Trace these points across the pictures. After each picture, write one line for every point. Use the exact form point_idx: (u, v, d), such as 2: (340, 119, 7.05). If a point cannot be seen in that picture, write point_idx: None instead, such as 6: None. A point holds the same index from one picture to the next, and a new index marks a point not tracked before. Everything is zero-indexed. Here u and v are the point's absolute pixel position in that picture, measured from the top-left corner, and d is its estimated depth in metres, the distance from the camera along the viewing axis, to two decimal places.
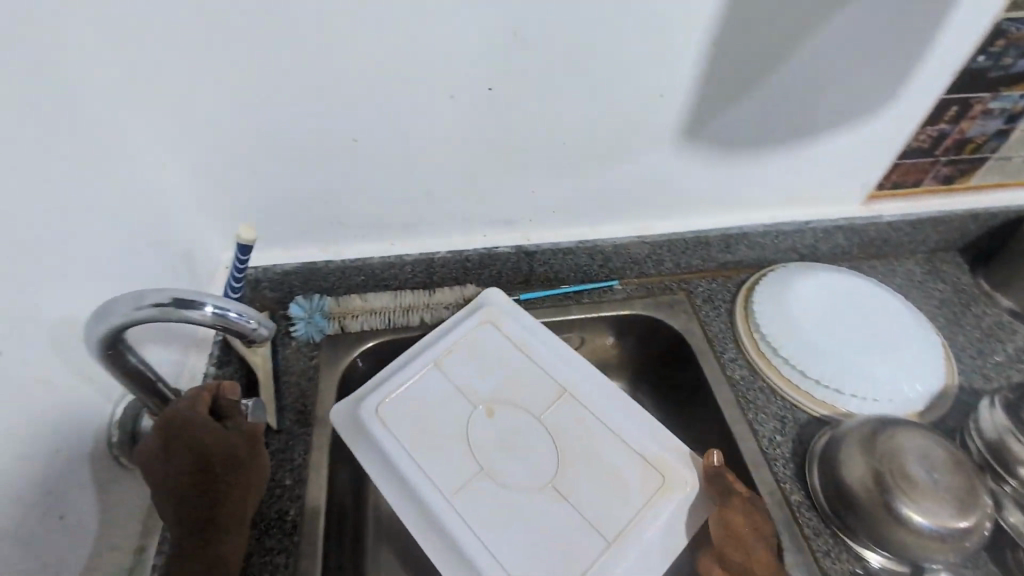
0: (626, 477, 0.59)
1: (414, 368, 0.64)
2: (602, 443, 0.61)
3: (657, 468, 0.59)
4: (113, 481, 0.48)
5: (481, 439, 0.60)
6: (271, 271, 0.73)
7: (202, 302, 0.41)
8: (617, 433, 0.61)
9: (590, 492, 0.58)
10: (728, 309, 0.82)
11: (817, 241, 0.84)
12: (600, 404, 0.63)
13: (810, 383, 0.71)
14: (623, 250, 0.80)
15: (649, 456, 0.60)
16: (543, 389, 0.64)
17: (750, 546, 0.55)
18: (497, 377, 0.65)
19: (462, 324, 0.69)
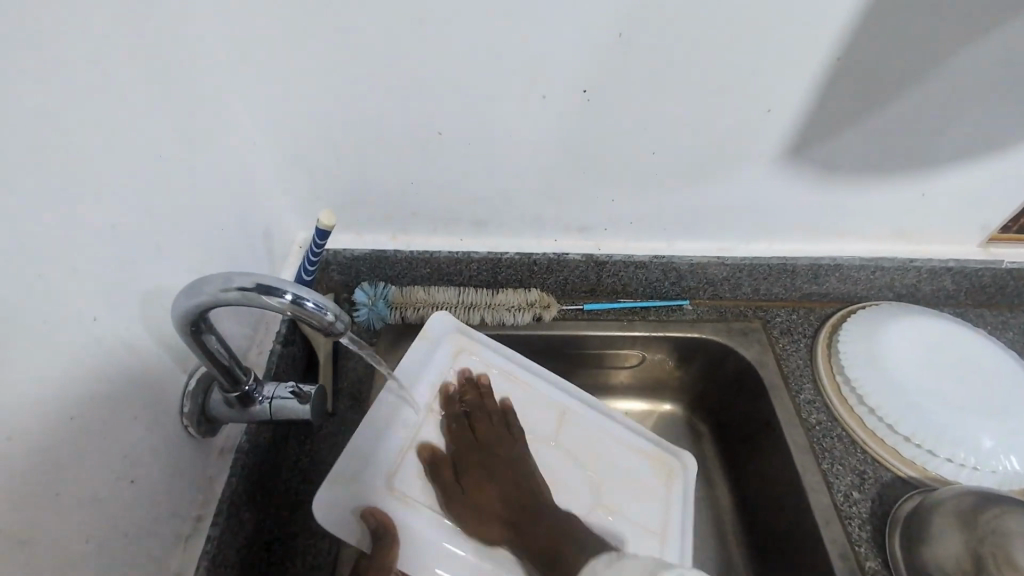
0: (643, 474, 0.65)
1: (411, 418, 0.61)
2: (610, 454, 0.66)
3: (659, 462, 0.67)
4: (181, 448, 0.50)
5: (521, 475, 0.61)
6: (341, 256, 0.74)
7: (283, 290, 0.41)
8: (619, 438, 0.67)
9: (627, 494, 0.63)
10: (808, 344, 0.76)
11: (919, 282, 0.76)
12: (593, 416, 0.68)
13: (899, 439, 0.64)
14: (700, 269, 0.75)
15: (651, 451, 0.67)
16: (544, 409, 0.67)
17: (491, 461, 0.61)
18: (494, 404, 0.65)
19: (432, 363, 0.66)
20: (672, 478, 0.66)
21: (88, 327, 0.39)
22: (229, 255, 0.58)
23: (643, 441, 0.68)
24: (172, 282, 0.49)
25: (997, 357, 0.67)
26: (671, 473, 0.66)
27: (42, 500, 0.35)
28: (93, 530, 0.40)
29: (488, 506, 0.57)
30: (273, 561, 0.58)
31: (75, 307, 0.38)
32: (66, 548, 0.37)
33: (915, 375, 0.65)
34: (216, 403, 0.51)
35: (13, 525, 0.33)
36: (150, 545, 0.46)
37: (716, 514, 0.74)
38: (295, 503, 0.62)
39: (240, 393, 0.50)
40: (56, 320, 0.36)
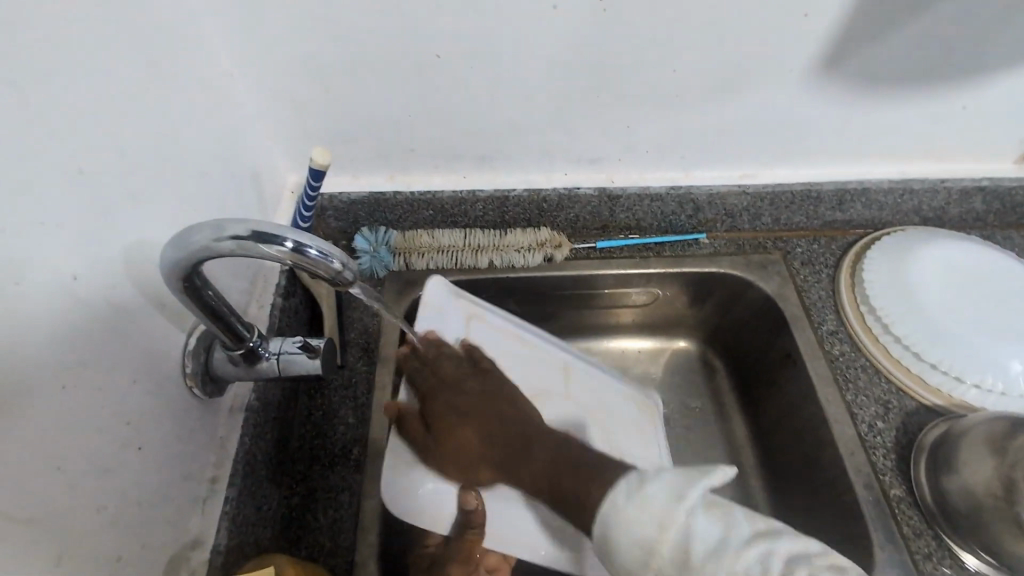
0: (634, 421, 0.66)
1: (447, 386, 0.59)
2: (621, 407, 0.66)
3: (643, 406, 0.68)
4: (188, 411, 0.47)
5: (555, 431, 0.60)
6: (337, 200, 0.69)
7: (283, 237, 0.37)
8: (621, 395, 0.67)
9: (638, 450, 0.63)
10: (830, 274, 0.73)
11: (948, 204, 0.72)
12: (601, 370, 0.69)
13: (925, 366, 0.63)
14: (719, 199, 0.71)
15: (638, 398, 0.69)
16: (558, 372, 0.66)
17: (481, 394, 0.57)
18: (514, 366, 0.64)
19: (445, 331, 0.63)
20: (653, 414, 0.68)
21: (68, 287, 0.35)
22: (217, 202, 0.54)
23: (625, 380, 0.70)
24: (157, 236, 0.44)
25: None
26: (653, 415, 0.68)
27: (43, 478, 0.33)
28: (106, 500, 0.38)
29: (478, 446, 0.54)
30: (293, 517, 0.57)
31: (52, 264, 0.34)
32: (78, 519, 0.36)
33: (942, 302, 0.62)
34: (219, 361, 0.48)
35: (13, 507, 0.31)
36: (168, 509, 0.44)
37: (734, 450, 0.74)
38: (312, 458, 0.61)
39: (244, 351, 0.47)
40: (30, 281, 0.33)
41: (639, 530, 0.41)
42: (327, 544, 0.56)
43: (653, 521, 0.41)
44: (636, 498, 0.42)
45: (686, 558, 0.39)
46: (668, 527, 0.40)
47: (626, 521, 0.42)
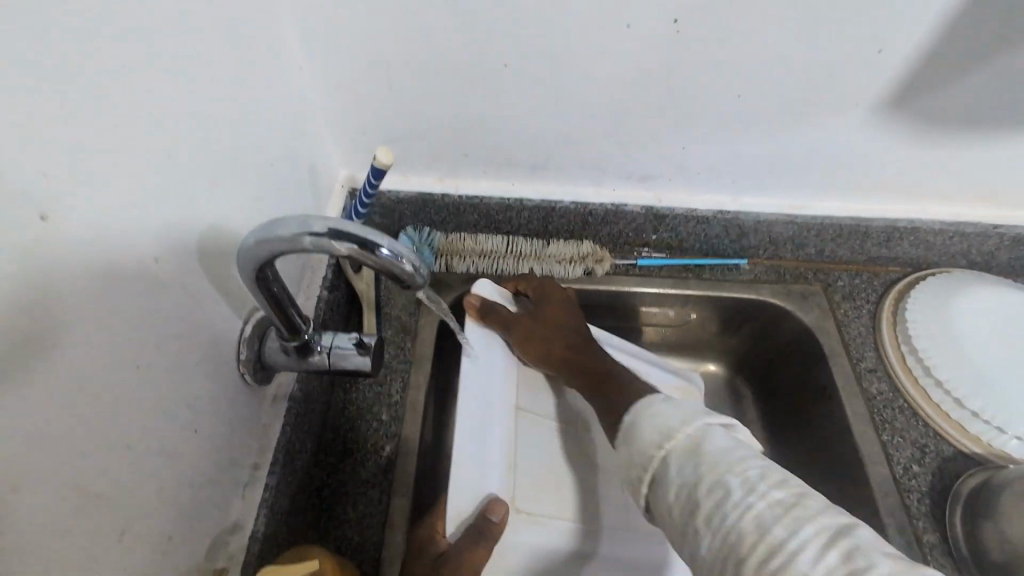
0: None
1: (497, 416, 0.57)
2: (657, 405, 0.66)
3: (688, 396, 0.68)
4: (239, 397, 0.48)
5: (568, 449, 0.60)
6: (387, 198, 0.70)
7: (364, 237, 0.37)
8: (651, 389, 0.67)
9: None
10: (871, 311, 0.72)
11: (997, 250, 0.71)
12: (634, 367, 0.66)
13: (965, 414, 0.62)
14: (765, 227, 0.71)
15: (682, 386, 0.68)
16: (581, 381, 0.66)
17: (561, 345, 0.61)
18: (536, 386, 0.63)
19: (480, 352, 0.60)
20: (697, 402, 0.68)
21: (149, 269, 0.37)
22: (276, 193, 0.55)
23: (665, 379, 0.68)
24: (225, 223, 0.45)
25: None
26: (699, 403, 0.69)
27: (113, 454, 0.34)
28: (164, 479, 0.39)
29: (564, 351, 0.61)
30: (324, 507, 0.58)
31: (137, 250, 0.36)
32: (140, 496, 0.36)
33: (988, 349, 0.61)
34: (272, 349, 0.49)
35: (85, 482, 0.32)
36: (214, 493, 0.45)
37: None
38: (345, 452, 0.61)
39: (299, 342, 0.47)
40: (117, 262, 0.34)
41: (668, 421, 0.43)
42: (355, 539, 0.57)
43: (682, 417, 0.43)
44: (674, 402, 0.45)
45: (696, 447, 0.40)
46: (689, 425, 0.42)
47: (654, 413, 0.44)
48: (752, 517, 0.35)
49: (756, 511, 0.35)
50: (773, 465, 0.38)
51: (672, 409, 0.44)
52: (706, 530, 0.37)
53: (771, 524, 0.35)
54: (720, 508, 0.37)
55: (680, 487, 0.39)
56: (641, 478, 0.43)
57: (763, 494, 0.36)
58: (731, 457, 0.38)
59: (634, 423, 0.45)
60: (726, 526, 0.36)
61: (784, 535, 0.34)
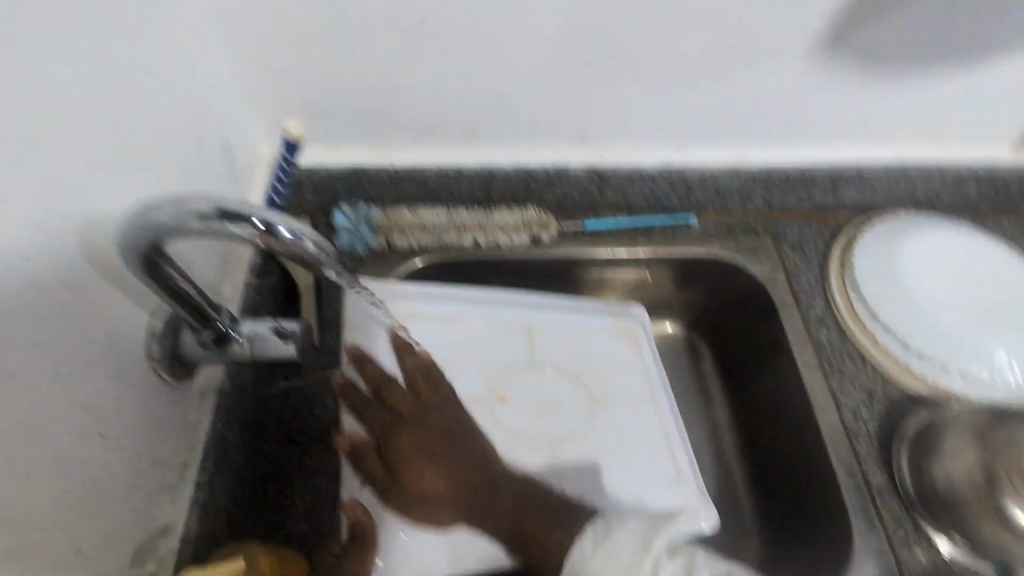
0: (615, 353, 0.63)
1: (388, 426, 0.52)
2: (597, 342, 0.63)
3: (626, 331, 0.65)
4: (154, 395, 0.45)
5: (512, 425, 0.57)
6: (316, 173, 0.66)
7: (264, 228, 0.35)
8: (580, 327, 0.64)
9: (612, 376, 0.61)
10: (820, 259, 0.72)
11: (942, 190, 0.71)
12: (538, 324, 0.63)
13: (908, 354, 0.63)
14: (712, 180, 0.69)
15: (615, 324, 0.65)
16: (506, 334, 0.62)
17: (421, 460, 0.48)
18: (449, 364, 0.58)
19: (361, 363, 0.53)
20: (637, 342, 0.64)
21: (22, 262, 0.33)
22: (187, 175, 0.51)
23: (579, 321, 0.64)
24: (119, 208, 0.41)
25: (1011, 265, 0.66)
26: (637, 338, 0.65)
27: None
28: (66, 489, 0.36)
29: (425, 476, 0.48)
30: (268, 500, 0.56)
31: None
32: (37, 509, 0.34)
33: (928, 293, 0.63)
34: (188, 345, 0.45)
35: None
36: (132, 500, 0.42)
37: (717, 434, 0.73)
38: (289, 442, 0.60)
39: (214, 334, 0.45)
40: None
41: (620, 551, 0.42)
42: (304, 528, 0.56)
43: (632, 545, 0.42)
44: (619, 521, 0.44)
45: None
46: (642, 558, 0.42)
47: (602, 545, 0.43)
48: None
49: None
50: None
51: (620, 532, 0.43)
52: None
53: None
54: None
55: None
56: None
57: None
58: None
59: (579, 550, 0.44)
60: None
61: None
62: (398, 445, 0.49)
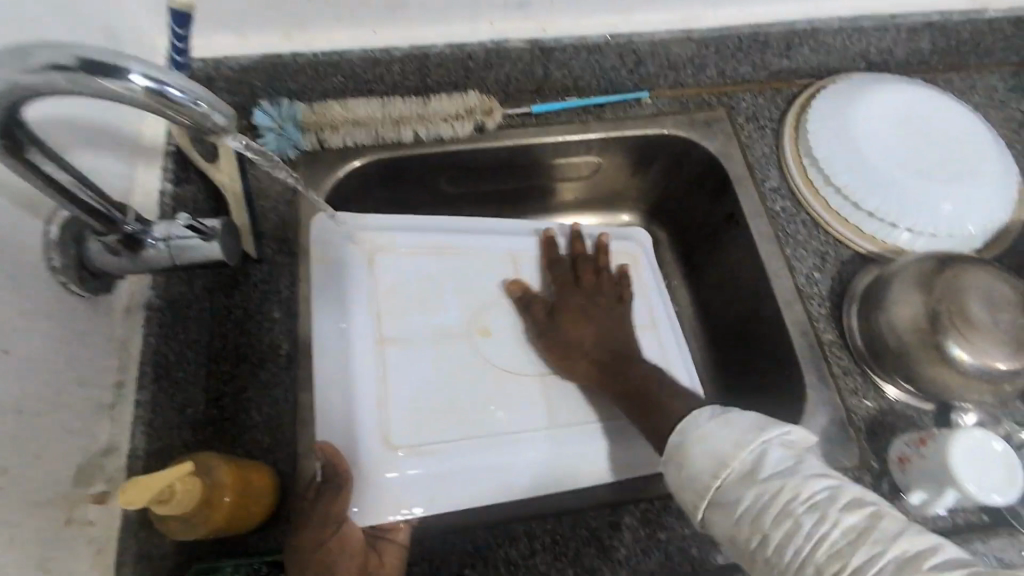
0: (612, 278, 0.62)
1: (360, 361, 0.52)
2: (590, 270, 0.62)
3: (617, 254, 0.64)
4: (68, 310, 0.41)
5: (496, 360, 0.56)
6: (226, 66, 0.58)
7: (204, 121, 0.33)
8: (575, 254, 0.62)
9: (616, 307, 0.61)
10: (774, 129, 0.70)
11: (895, 45, 0.68)
12: (523, 252, 0.61)
13: (860, 215, 0.63)
14: (662, 48, 0.65)
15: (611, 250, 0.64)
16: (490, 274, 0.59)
17: (581, 330, 0.56)
18: (427, 297, 0.57)
19: (323, 295, 0.54)
20: (636, 264, 0.65)
21: None
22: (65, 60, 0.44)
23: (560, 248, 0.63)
24: None
25: (965, 117, 0.65)
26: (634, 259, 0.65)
27: None
28: None
29: (579, 343, 0.55)
30: (223, 417, 0.51)
31: None
32: None
33: (882, 150, 0.61)
34: (97, 253, 0.41)
35: None
36: (65, 418, 0.39)
37: (678, 316, 0.74)
38: (237, 357, 0.53)
39: (122, 236, 0.40)
40: None
41: (720, 447, 0.43)
42: (264, 443, 0.51)
43: (732, 442, 0.43)
44: (725, 420, 0.45)
45: (751, 475, 0.42)
46: (745, 449, 0.42)
47: (704, 436, 0.44)
48: (826, 546, 0.38)
49: (831, 541, 0.38)
50: (837, 484, 0.41)
51: (722, 425, 0.44)
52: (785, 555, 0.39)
53: (847, 553, 0.38)
54: (791, 542, 0.39)
55: (746, 512, 0.41)
56: (697, 504, 0.43)
57: (830, 517, 0.39)
58: (793, 481, 0.40)
59: (687, 434, 0.45)
60: (802, 559, 0.39)
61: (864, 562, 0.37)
62: (560, 321, 0.56)
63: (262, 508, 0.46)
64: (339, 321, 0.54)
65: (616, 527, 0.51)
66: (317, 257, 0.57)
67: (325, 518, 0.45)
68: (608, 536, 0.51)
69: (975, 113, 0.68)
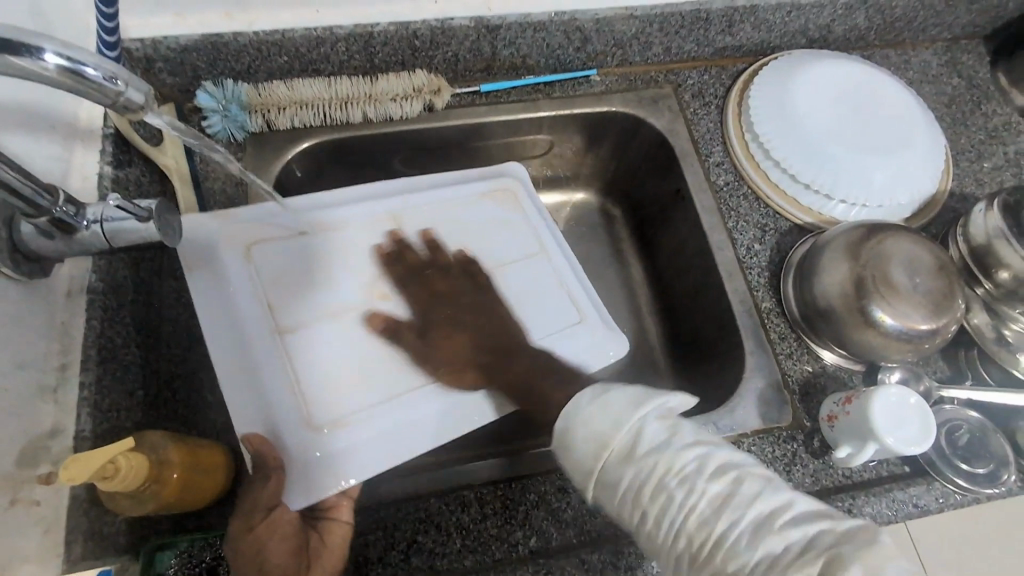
0: (492, 219, 0.62)
1: (265, 358, 0.48)
2: (477, 211, 0.61)
3: (498, 189, 0.64)
4: (3, 295, 0.41)
5: (406, 322, 0.54)
6: (164, 46, 0.57)
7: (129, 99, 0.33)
8: (451, 203, 0.61)
9: (500, 237, 0.61)
10: (719, 106, 0.72)
11: (833, 21, 0.70)
12: (403, 210, 0.58)
13: (798, 188, 0.65)
14: (607, 26, 0.66)
15: (487, 190, 0.63)
16: (370, 234, 0.56)
17: (442, 313, 0.55)
18: (319, 276, 0.53)
19: (206, 306, 0.49)
20: (515, 199, 0.64)
21: None
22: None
23: (451, 196, 0.61)
24: None
25: (897, 91, 0.68)
26: (512, 193, 0.64)
27: None
28: None
29: (459, 352, 0.54)
30: (177, 399, 0.51)
31: None
32: None
33: (817, 124, 0.64)
34: (29, 235, 0.41)
35: None
36: (5, 401, 0.40)
37: (631, 290, 0.77)
38: (189, 340, 0.55)
39: (51, 219, 0.40)
40: None
41: (600, 429, 0.45)
42: (217, 420, 0.53)
43: (611, 421, 0.45)
44: (600, 401, 0.47)
45: (630, 452, 0.44)
46: (623, 427, 0.45)
47: (584, 418, 0.46)
48: (694, 517, 0.41)
49: (697, 511, 0.41)
50: (706, 452, 0.43)
51: (601, 411, 0.46)
52: (655, 529, 0.42)
53: (711, 519, 0.40)
54: (666, 512, 0.42)
55: (626, 492, 0.44)
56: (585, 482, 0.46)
57: (696, 486, 0.41)
58: (666, 454, 0.43)
59: (569, 426, 0.47)
60: (673, 530, 0.42)
61: (723, 528, 0.40)
62: (429, 339, 0.54)
63: (212, 484, 0.47)
64: (229, 321, 0.49)
65: (564, 490, 0.54)
66: (187, 262, 0.50)
67: (255, 504, 0.44)
68: (555, 499, 0.53)
69: (908, 87, 0.70)
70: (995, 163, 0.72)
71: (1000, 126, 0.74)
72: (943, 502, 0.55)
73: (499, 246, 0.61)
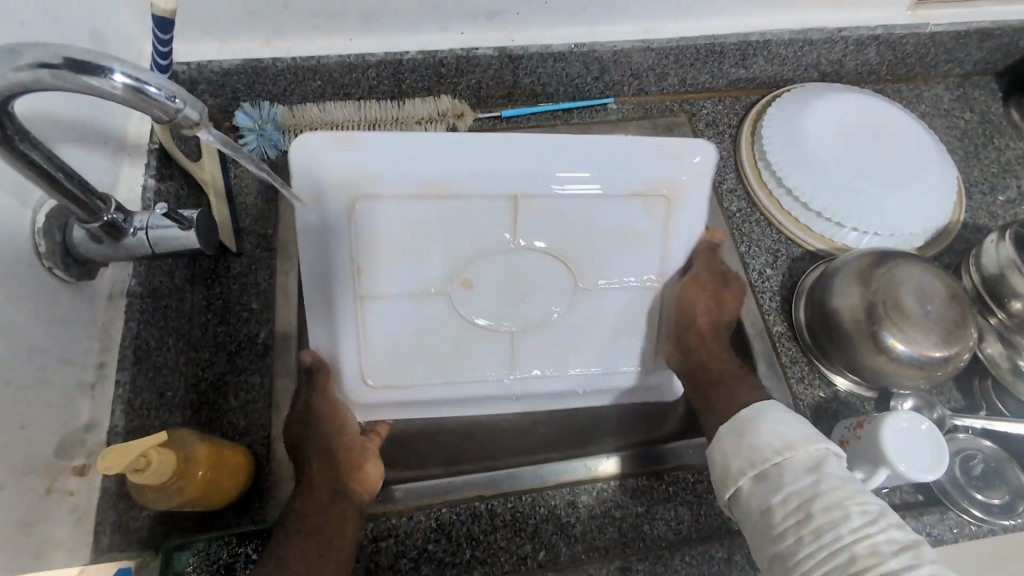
0: (636, 225, 0.55)
1: (345, 308, 0.52)
2: (615, 213, 0.54)
3: (661, 194, 0.55)
4: (52, 296, 0.44)
5: (477, 313, 0.53)
6: (208, 70, 0.61)
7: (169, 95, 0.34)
8: (602, 189, 0.54)
9: (628, 260, 0.55)
10: (732, 135, 0.74)
11: (845, 56, 0.73)
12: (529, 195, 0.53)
13: (810, 216, 0.67)
14: (625, 58, 0.69)
15: (653, 185, 0.54)
16: (485, 213, 0.52)
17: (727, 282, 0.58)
18: (404, 247, 0.52)
19: (303, 233, 0.50)
20: (665, 212, 0.55)
21: None
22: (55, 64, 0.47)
23: (594, 190, 0.54)
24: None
25: (909, 124, 0.69)
26: (666, 204, 0.55)
27: None
28: None
29: (718, 308, 0.57)
30: (204, 400, 0.55)
31: None
32: None
33: (830, 154, 0.65)
34: (81, 240, 0.44)
35: None
36: (47, 395, 0.42)
37: None
38: (219, 344, 0.58)
39: (104, 225, 0.43)
40: None
41: (791, 436, 0.45)
42: (240, 423, 0.55)
43: (797, 435, 0.45)
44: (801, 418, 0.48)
45: (815, 467, 0.44)
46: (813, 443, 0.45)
47: (778, 421, 0.47)
48: (868, 542, 0.39)
49: (872, 538, 0.39)
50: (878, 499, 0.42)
51: (797, 423, 0.47)
52: (809, 539, 0.41)
53: (884, 554, 0.38)
54: (833, 527, 0.40)
55: (794, 494, 0.42)
56: (744, 472, 0.45)
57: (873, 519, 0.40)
58: (853, 485, 0.42)
59: (754, 420, 0.47)
60: (837, 544, 0.40)
61: (899, 564, 0.38)
62: (709, 295, 0.56)
63: (233, 484, 0.49)
64: (317, 266, 0.51)
65: (574, 505, 0.55)
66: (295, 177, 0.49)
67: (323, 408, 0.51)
68: (566, 514, 0.54)
69: (920, 121, 0.72)
70: (1009, 196, 0.73)
71: (1014, 160, 0.75)
72: (958, 532, 0.54)
73: (617, 268, 0.55)
